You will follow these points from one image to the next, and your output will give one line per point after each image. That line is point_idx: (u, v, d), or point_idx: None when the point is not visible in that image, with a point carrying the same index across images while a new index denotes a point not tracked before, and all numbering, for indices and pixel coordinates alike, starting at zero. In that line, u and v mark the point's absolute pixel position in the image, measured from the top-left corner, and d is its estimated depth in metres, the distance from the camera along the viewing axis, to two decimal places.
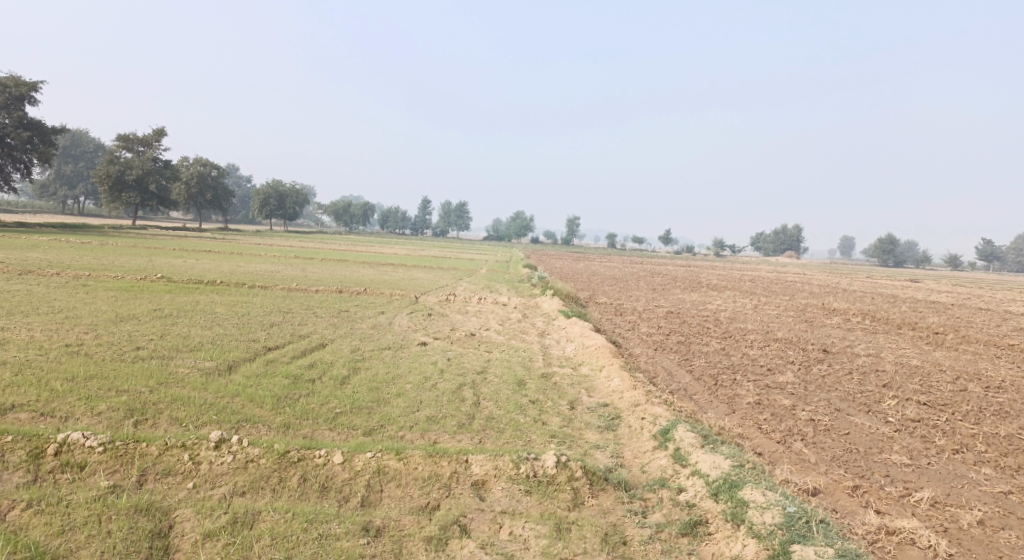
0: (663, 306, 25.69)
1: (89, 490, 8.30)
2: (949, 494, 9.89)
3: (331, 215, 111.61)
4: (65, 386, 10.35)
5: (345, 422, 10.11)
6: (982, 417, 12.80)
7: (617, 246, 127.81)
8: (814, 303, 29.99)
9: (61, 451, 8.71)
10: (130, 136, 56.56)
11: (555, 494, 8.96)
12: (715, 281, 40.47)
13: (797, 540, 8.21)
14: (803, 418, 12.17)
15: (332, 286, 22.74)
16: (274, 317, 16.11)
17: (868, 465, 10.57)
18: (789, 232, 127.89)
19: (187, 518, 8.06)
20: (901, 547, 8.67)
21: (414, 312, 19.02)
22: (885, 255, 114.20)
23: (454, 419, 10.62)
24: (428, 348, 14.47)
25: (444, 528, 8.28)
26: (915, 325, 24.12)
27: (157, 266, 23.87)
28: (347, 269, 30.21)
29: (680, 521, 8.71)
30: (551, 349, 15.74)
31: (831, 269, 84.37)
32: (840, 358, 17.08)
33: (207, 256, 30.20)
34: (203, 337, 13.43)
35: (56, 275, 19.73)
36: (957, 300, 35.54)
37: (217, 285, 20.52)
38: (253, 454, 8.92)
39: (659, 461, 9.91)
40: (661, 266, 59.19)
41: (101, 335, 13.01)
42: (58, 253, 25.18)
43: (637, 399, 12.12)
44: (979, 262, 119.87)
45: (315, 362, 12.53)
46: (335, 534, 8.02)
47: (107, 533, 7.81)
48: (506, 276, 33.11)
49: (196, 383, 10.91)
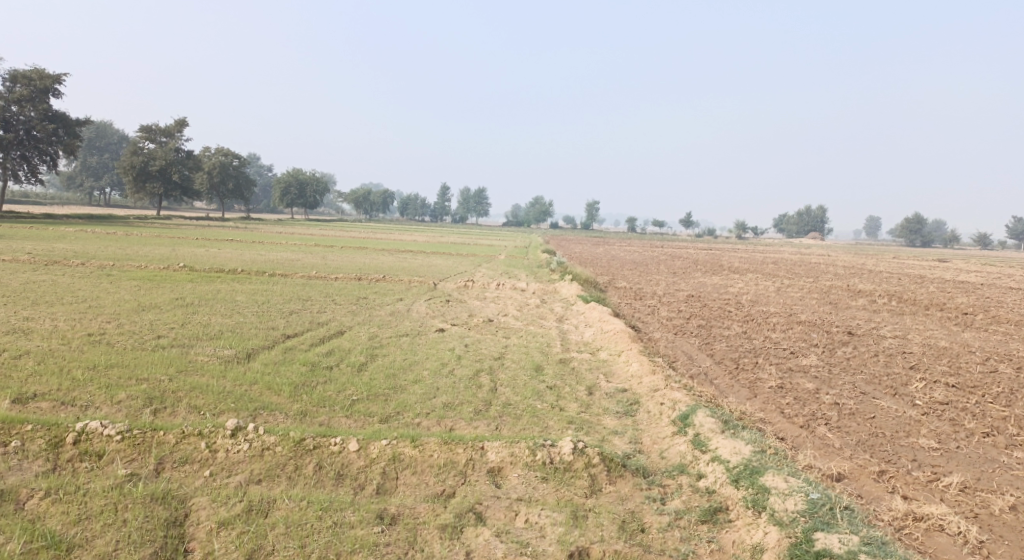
0: (684, 290, 25.42)
1: (106, 478, 8.29)
2: (979, 479, 9.65)
3: (352, 203, 111.76)
4: (86, 374, 10.37)
5: (361, 409, 10.06)
6: (1012, 399, 12.50)
7: (638, 230, 127.18)
8: (839, 284, 29.54)
9: (79, 440, 8.71)
10: (153, 126, 56.96)
11: (573, 481, 8.84)
12: (739, 264, 39.95)
13: (821, 527, 7.99)
14: (827, 402, 11.95)
15: (352, 273, 22.72)
16: (294, 304, 16.09)
17: (894, 449, 10.34)
18: (813, 213, 126.37)
19: (203, 507, 8.03)
20: (929, 533, 8.44)
21: (433, 298, 18.95)
22: (911, 235, 112.63)
23: (471, 406, 10.52)
24: (447, 335, 14.39)
25: (459, 516, 8.18)
26: (943, 305, 23.69)
27: (180, 256, 24.00)
28: (367, 256, 30.24)
29: (700, 508, 8.55)
30: (570, 335, 15.59)
31: (854, 249, 83.70)
32: (865, 340, 16.77)
33: (230, 244, 30.35)
34: (223, 325, 13.42)
35: (80, 265, 19.87)
36: (986, 280, 34.85)
37: (239, 273, 20.55)
38: (269, 442, 8.89)
39: (678, 446, 9.76)
40: (684, 249, 58.61)
41: (123, 323, 13.06)
42: (83, 244, 25.36)
43: (656, 383, 11.96)
44: (1009, 241, 118.06)
45: (333, 350, 12.48)
46: (349, 522, 7.95)
47: (123, 522, 7.79)
48: (526, 262, 32.99)
49: (215, 371, 10.89)
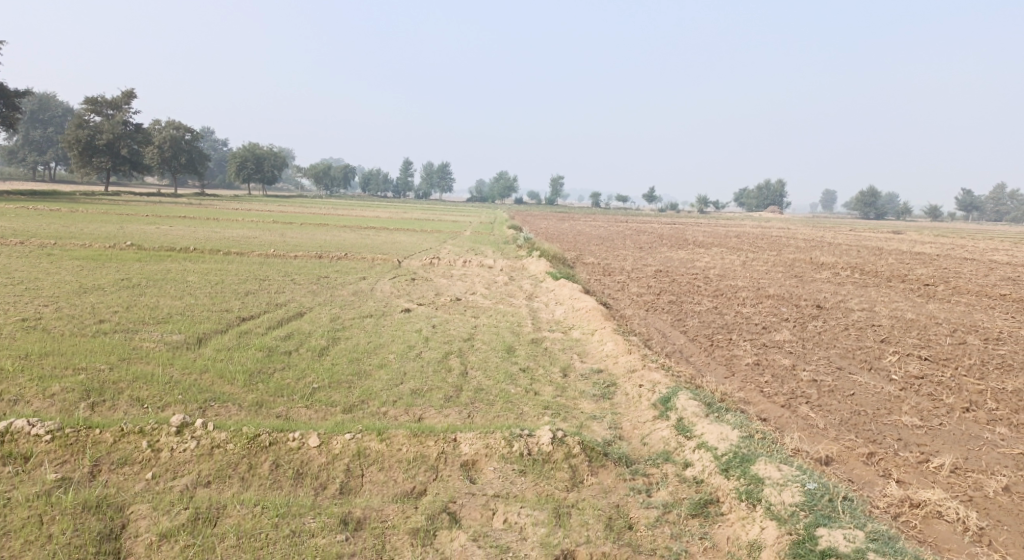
0: (651, 265, 24.93)
1: (33, 485, 7.51)
2: (968, 458, 9.29)
3: (312, 178, 109.49)
4: (17, 365, 9.50)
5: (323, 398, 9.36)
6: (987, 371, 12.22)
7: (600, 204, 126.83)
8: (802, 257, 29.34)
9: (4, 441, 7.92)
10: (100, 99, 54.79)
11: (552, 474, 8.28)
12: (702, 238, 39.49)
13: (822, 522, 7.50)
14: (805, 379, 11.53)
15: (311, 250, 21.80)
16: (249, 284, 15.23)
17: (878, 428, 9.94)
18: (771, 187, 127.49)
19: (143, 516, 7.30)
20: (927, 521, 8.05)
21: (397, 277, 18.15)
22: (867, 207, 114.41)
23: (440, 392, 9.88)
24: (412, 315, 13.68)
25: (432, 518, 7.56)
26: (905, 277, 23.54)
27: (128, 233, 22.83)
28: (328, 232, 29.27)
29: (689, 500, 8.05)
30: (540, 313, 14.98)
31: (807, 222, 84.45)
32: (834, 313, 16.45)
33: (183, 222, 29.10)
34: (173, 308, 12.57)
35: (19, 244, 18.67)
36: (942, 251, 34.95)
37: (191, 252, 19.51)
38: (219, 438, 8.16)
39: (660, 432, 9.26)
40: (646, 224, 58.36)
41: (63, 307, 12.14)
42: (25, 222, 23.95)
43: (633, 363, 11.43)
44: (959, 212, 120.30)
45: (291, 333, 11.71)
46: (309, 530, 7.27)
47: (48, 537, 7.01)
48: (490, 238, 32.31)
49: (162, 358, 10.10)
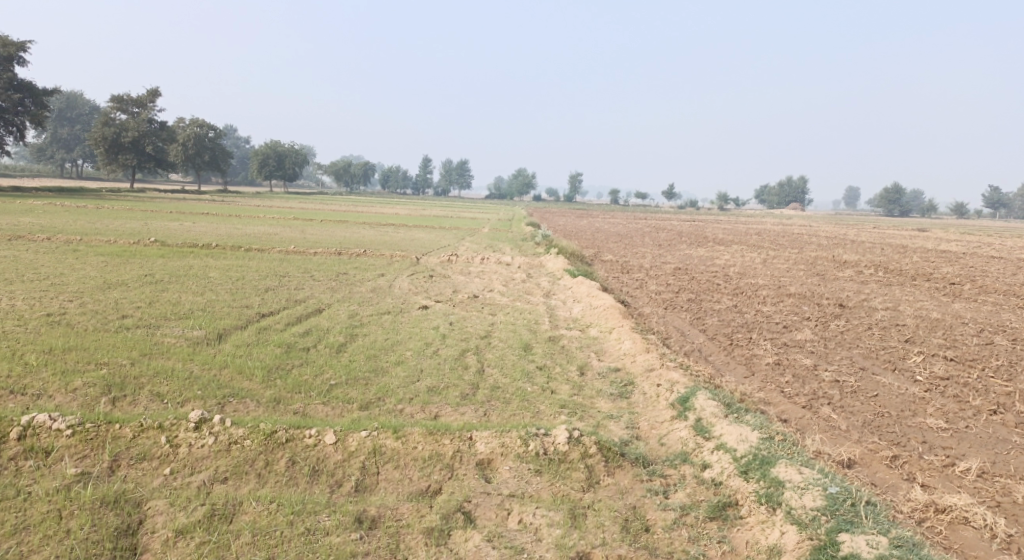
0: (671, 263, 24.73)
1: (53, 479, 7.55)
2: (995, 463, 9.11)
3: (332, 175, 110.00)
4: (40, 359, 9.56)
5: (340, 395, 9.35)
6: (1014, 373, 11.98)
7: (620, 201, 126.30)
8: (824, 255, 28.96)
9: (25, 435, 7.98)
10: (123, 97, 55.33)
11: (568, 474, 8.22)
12: (724, 235, 39.17)
13: (844, 528, 7.37)
14: (827, 379, 11.37)
15: (331, 247, 21.85)
16: (270, 280, 15.27)
17: (902, 430, 9.77)
18: (794, 184, 126.41)
19: (160, 512, 7.31)
20: (953, 527, 7.89)
21: (416, 274, 18.12)
22: (890, 204, 113.31)
23: (456, 390, 9.83)
24: (430, 312, 13.64)
25: (446, 517, 7.51)
26: (930, 276, 23.18)
27: (152, 230, 23.02)
28: (348, 229, 29.35)
29: (707, 503, 7.96)
30: (558, 311, 14.89)
31: (829, 218, 83.65)
32: (857, 312, 16.21)
33: (205, 218, 29.26)
34: (194, 304, 12.61)
35: (45, 240, 18.85)
36: (970, 249, 34.38)
37: (213, 248, 19.61)
38: (236, 435, 8.17)
39: (678, 433, 9.15)
40: (666, 221, 58.02)
41: (86, 302, 12.23)
42: (52, 219, 24.20)
43: (651, 362, 11.32)
44: (985, 209, 118.62)
45: (310, 329, 11.71)
46: (324, 528, 7.24)
47: (66, 532, 7.04)
48: (510, 235, 32.16)
49: (182, 353, 10.13)
